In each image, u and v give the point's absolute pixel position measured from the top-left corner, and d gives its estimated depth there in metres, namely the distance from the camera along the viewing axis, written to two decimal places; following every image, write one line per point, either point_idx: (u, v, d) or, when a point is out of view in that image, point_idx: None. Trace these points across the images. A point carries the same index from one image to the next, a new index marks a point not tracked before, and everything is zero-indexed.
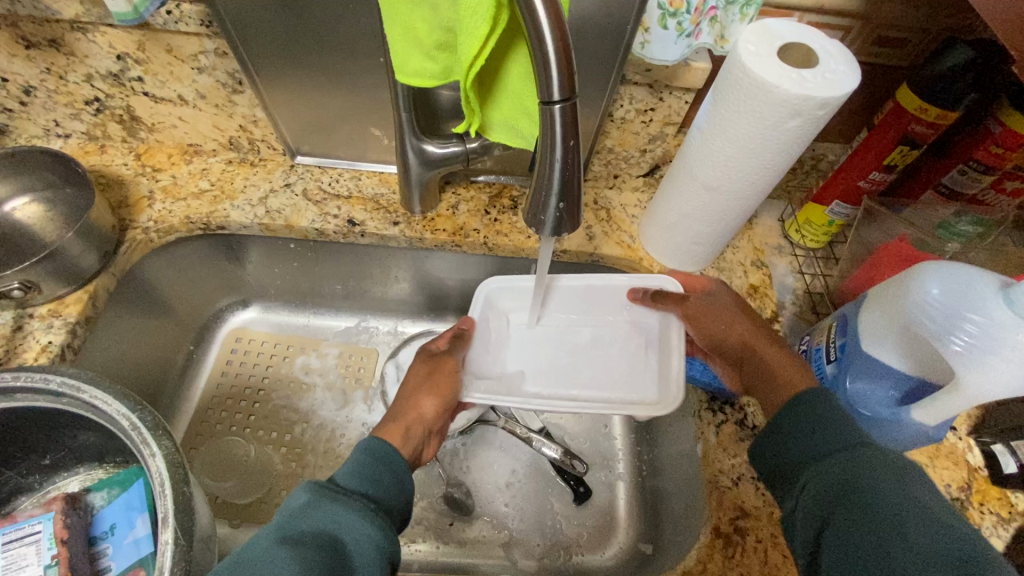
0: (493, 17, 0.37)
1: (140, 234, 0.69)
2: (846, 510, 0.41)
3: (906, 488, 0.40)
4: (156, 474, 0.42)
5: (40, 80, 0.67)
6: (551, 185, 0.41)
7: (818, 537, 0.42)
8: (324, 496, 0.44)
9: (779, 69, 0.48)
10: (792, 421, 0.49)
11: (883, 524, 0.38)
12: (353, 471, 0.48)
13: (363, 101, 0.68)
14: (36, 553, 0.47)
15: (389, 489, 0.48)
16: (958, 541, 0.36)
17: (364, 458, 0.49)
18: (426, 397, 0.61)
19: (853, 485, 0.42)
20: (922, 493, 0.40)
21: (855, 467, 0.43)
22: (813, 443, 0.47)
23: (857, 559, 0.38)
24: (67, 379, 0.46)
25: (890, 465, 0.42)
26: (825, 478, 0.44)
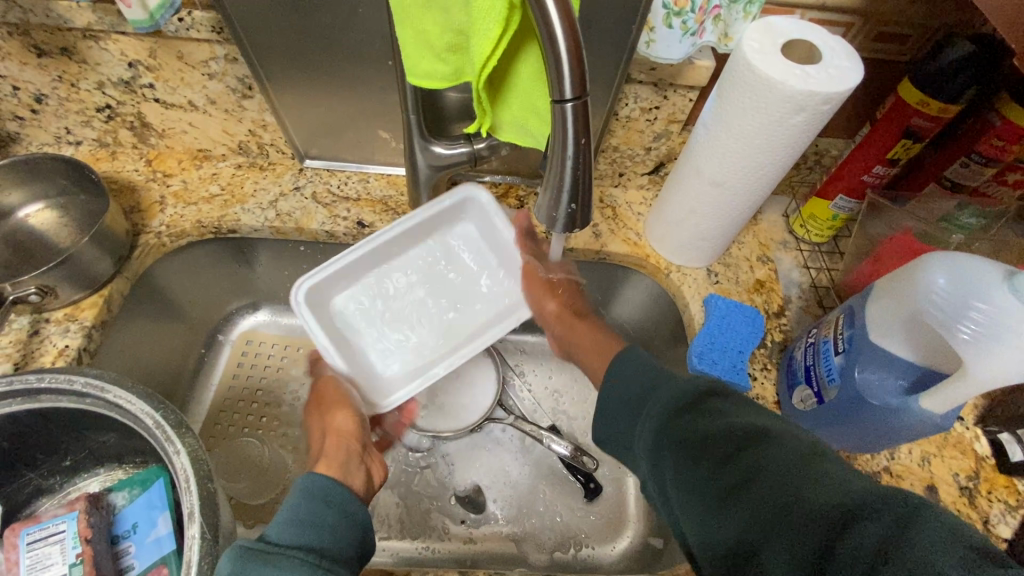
0: (505, 18, 0.38)
1: (153, 239, 0.69)
2: (665, 448, 0.42)
3: (688, 400, 0.44)
4: (180, 471, 0.43)
5: (52, 87, 0.68)
6: (563, 183, 0.42)
7: (665, 492, 0.41)
8: (252, 561, 0.39)
9: (783, 66, 0.49)
10: (614, 398, 0.51)
11: (694, 442, 0.40)
12: (290, 519, 0.43)
13: (372, 104, 0.69)
14: (61, 552, 0.48)
15: (334, 533, 0.44)
16: (748, 426, 0.39)
17: (296, 505, 0.45)
18: (339, 412, 0.63)
19: (662, 425, 0.44)
20: (720, 406, 0.42)
21: (661, 408, 0.45)
22: (632, 408, 0.49)
23: (691, 486, 0.39)
24: (90, 379, 0.47)
25: (689, 395, 0.44)
26: (647, 433, 0.45)
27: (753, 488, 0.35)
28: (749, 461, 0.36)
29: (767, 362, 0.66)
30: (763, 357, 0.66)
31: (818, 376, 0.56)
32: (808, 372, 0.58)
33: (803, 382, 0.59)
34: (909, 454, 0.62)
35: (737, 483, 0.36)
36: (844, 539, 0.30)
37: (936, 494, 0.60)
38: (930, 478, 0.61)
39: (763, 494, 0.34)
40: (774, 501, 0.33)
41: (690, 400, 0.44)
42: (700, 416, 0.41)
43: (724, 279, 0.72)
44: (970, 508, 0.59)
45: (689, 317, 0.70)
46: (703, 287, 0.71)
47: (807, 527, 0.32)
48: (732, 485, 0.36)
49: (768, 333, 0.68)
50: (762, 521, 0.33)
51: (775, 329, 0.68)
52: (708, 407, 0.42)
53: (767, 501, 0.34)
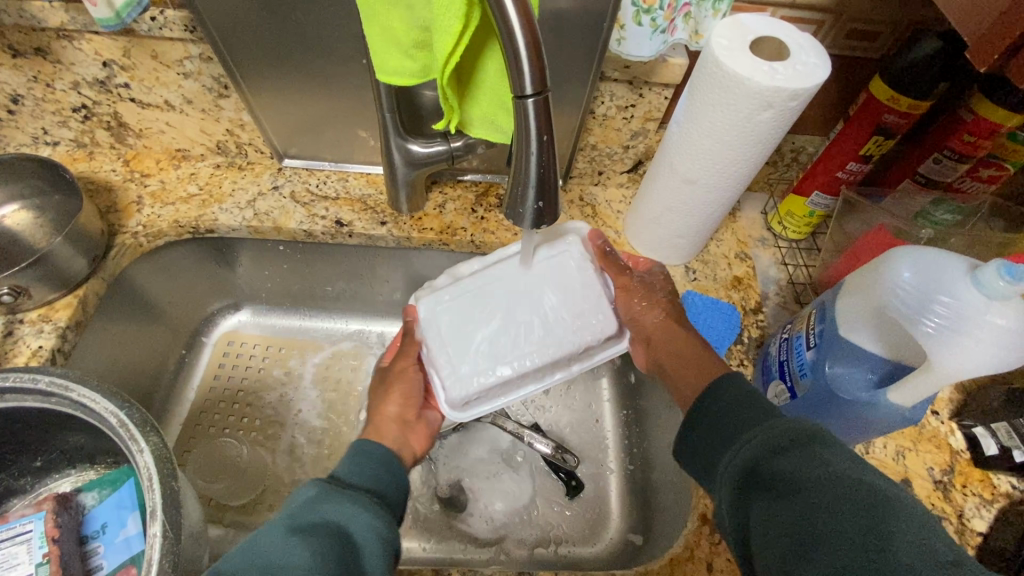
0: (465, 15, 0.38)
1: (129, 239, 0.69)
2: (757, 486, 0.40)
3: (796, 438, 0.40)
4: (145, 469, 0.43)
5: (27, 88, 0.68)
6: (528, 177, 0.42)
7: (743, 526, 0.40)
8: (331, 493, 0.44)
9: (751, 62, 0.49)
10: (704, 413, 0.49)
11: (789, 484, 0.38)
12: (357, 465, 0.49)
13: (348, 102, 0.69)
14: (27, 552, 0.48)
15: (385, 482, 0.49)
16: (862, 485, 0.35)
17: (361, 454, 0.51)
18: (390, 395, 0.62)
19: (758, 458, 0.41)
20: (826, 452, 0.38)
21: (760, 438, 0.43)
22: (729, 427, 0.47)
23: (776, 533, 0.37)
24: (57, 378, 0.47)
25: (793, 431, 0.41)
26: (737, 459, 0.43)
27: (842, 547, 0.33)
28: (847, 517, 0.34)
29: (744, 357, 0.66)
30: (739, 353, 0.66)
31: (791, 371, 0.57)
32: (782, 367, 0.58)
33: (777, 377, 0.59)
34: (885, 448, 0.62)
35: (828, 536, 0.34)
36: None
37: (911, 488, 0.60)
38: (905, 472, 0.61)
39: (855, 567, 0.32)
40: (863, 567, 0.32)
41: (799, 438, 0.40)
42: (806, 461, 0.38)
43: (702, 276, 0.72)
44: (944, 501, 0.60)
45: None
46: (681, 284, 0.71)
47: None
48: (819, 536, 0.34)
49: (745, 330, 0.68)
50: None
51: (752, 325, 0.68)
52: (819, 453, 0.38)
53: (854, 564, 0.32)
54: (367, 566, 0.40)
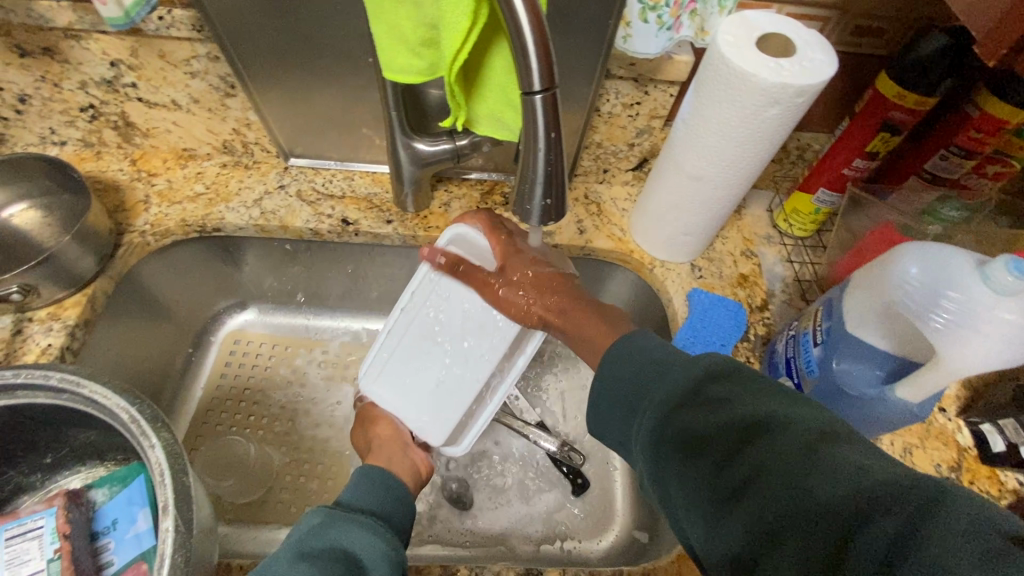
0: (474, 12, 0.38)
1: (137, 238, 0.70)
2: (668, 447, 0.41)
3: (689, 392, 0.42)
4: (156, 464, 0.43)
5: (35, 87, 0.68)
6: (536, 174, 0.42)
7: (668, 491, 0.40)
8: (337, 519, 0.46)
9: (756, 59, 0.49)
10: (613, 383, 0.48)
11: (696, 439, 0.39)
12: (359, 494, 0.52)
13: (354, 101, 0.69)
14: (39, 548, 0.48)
15: (388, 505, 0.52)
16: (759, 418, 0.37)
17: (363, 483, 0.53)
18: (380, 425, 0.66)
19: (662, 420, 0.42)
20: (720, 396, 0.40)
21: (659, 403, 0.43)
22: (627, 404, 0.47)
23: (700, 494, 0.37)
24: (67, 375, 0.47)
25: (685, 388, 0.42)
26: (645, 429, 0.43)
27: (757, 490, 0.34)
28: (761, 456, 0.35)
29: (750, 355, 0.66)
30: (746, 351, 0.66)
31: (798, 367, 0.57)
32: (788, 363, 0.58)
33: (784, 373, 0.59)
34: (891, 445, 0.62)
35: (745, 484, 0.35)
36: (854, 541, 0.29)
37: None
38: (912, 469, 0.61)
39: (769, 496, 0.33)
40: (782, 502, 0.33)
41: (691, 391, 0.42)
42: (702, 411, 0.40)
43: (707, 274, 0.72)
44: None
45: (672, 311, 0.70)
46: (687, 282, 0.71)
47: (817, 529, 0.31)
48: (738, 480, 0.35)
49: (751, 327, 0.68)
50: (770, 516, 0.33)
51: (758, 323, 0.68)
52: (711, 400, 0.40)
53: (771, 494, 0.33)
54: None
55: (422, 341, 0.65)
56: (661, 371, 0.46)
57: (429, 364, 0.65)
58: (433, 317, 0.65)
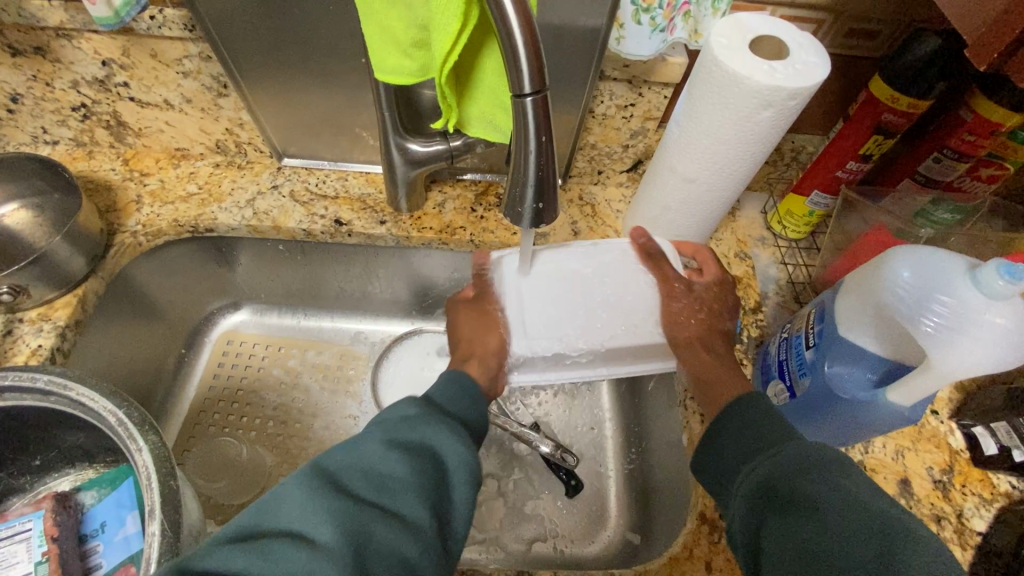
0: (464, 14, 0.38)
1: (129, 238, 0.69)
2: (774, 505, 0.41)
3: (815, 462, 0.41)
4: (143, 468, 0.43)
5: (27, 87, 0.68)
6: (526, 177, 0.42)
7: (756, 541, 0.41)
8: (428, 416, 0.45)
9: (750, 61, 0.49)
10: (729, 430, 0.50)
11: (806, 504, 0.39)
12: (448, 389, 0.50)
13: (347, 101, 0.68)
14: (26, 551, 0.48)
15: (472, 412, 0.50)
16: (882, 514, 0.36)
17: (451, 380, 0.51)
18: (488, 333, 0.62)
19: (778, 476, 0.42)
20: (846, 479, 0.39)
21: (779, 461, 0.43)
22: (746, 448, 0.47)
23: (788, 552, 0.37)
24: (54, 377, 0.47)
25: (812, 455, 0.42)
26: (754, 479, 0.44)
27: (857, 568, 0.34)
28: (866, 544, 0.35)
29: (743, 357, 0.66)
30: (738, 353, 0.66)
31: (790, 370, 0.57)
32: (781, 366, 0.58)
33: (776, 376, 0.59)
34: (883, 448, 0.62)
35: (842, 555, 0.35)
36: None
37: (910, 487, 0.60)
38: (904, 471, 0.61)
39: None
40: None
41: (819, 462, 0.41)
42: (822, 482, 0.39)
43: None
44: (943, 501, 0.60)
45: None
46: None
47: None
48: (836, 556, 0.35)
49: (744, 329, 0.68)
50: None
51: (751, 325, 0.68)
52: (833, 476, 0.40)
53: None
54: (455, 494, 0.41)
55: (575, 280, 0.63)
56: (792, 436, 0.46)
57: (571, 300, 0.62)
58: (604, 276, 0.64)
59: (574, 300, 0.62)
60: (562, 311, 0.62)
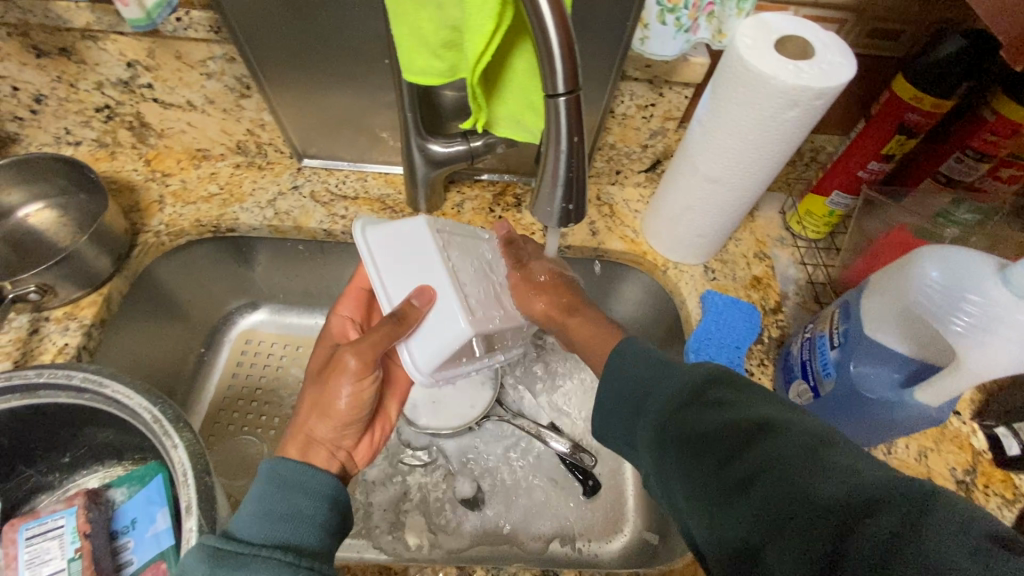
0: (499, 15, 0.38)
1: (152, 238, 0.70)
2: (673, 447, 0.40)
3: (690, 393, 0.42)
4: (178, 465, 0.43)
5: (52, 88, 0.69)
6: (557, 178, 0.43)
7: (672, 493, 0.40)
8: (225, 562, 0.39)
9: (776, 61, 0.49)
10: (615, 385, 0.49)
11: (701, 436, 0.38)
12: (258, 514, 0.42)
13: (368, 102, 0.69)
14: (60, 547, 0.48)
15: (307, 520, 0.43)
16: (757, 417, 0.37)
17: (270, 500, 0.43)
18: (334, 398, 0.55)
19: (668, 418, 0.42)
20: (726, 396, 0.40)
21: (663, 405, 0.44)
22: (632, 406, 0.47)
23: (701, 492, 0.37)
24: (89, 375, 0.47)
25: (689, 387, 0.43)
26: (649, 429, 0.44)
27: (756, 480, 0.34)
28: (757, 449, 0.35)
29: (764, 357, 0.66)
30: (760, 353, 0.66)
31: (814, 370, 0.57)
32: (804, 367, 0.58)
33: (799, 376, 0.59)
34: (906, 449, 0.62)
35: (746, 475, 0.34)
36: (854, 533, 0.28)
37: None
38: (927, 472, 0.61)
39: (767, 487, 0.33)
40: (785, 492, 0.32)
41: (693, 392, 0.42)
42: (705, 410, 0.40)
43: (721, 276, 0.72)
44: (967, 502, 0.59)
45: (686, 313, 0.70)
46: (700, 284, 0.71)
47: (812, 522, 0.30)
48: (740, 475, 0.35)
49: (765, 329, 0.68)
50: (767, 513, 0.32)
51: (771, 325, 0.68)
52: (710, 399, 0.40)
53: (772, 492, 0.32)
54: None
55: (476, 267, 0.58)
56: (666, 373, 0.46)
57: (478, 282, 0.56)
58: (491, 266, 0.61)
59: (479, 283, 0.56)
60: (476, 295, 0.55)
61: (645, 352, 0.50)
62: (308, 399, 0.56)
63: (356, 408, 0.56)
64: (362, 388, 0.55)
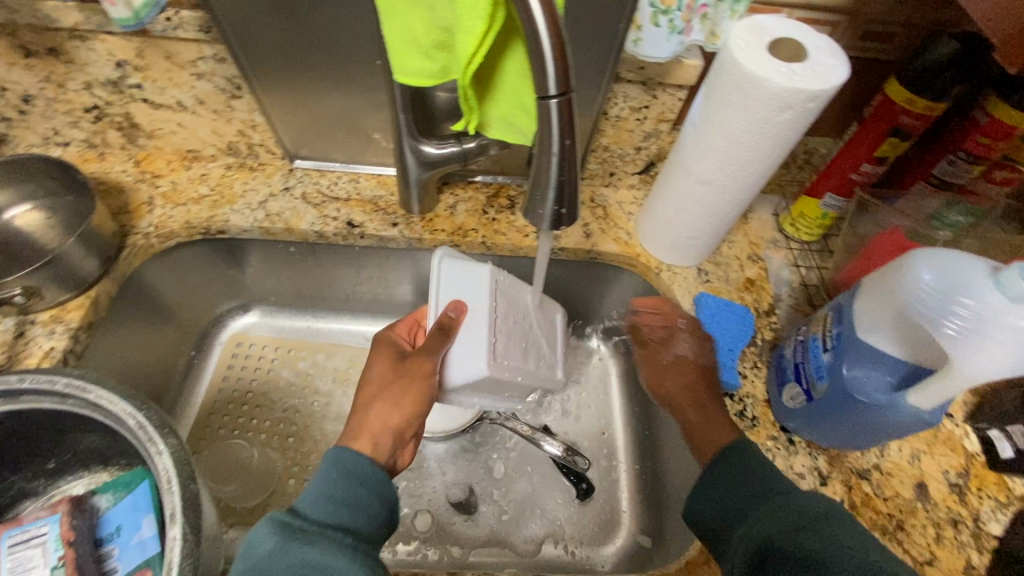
0: (490, 15, 0.38)
1: (141, 240, 0.69)
2: (776, 559, 0.41)
3: (809, 516, 0.43)
4: (164, 471, 0.43)
5: (40, 88, 0.68)
6: (548, 180, 0.42)
7: None
8: (293, 541, 0.42)
9: (769, 63, 0.49)
10: (725, 475, 0.50)
11: (812, 563, 0.39)
12: (323, 496, 0.45)
13: (361, 103, 0.68)
14: (43, 555, 0.48)
15: (365, 505, 0.46)
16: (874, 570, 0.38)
17: (330, 482, 0.46)
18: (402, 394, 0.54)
19: (780, 531, 0.43)
20: (843, 536, 0.41)
21: (777, 517, 0.45)
22: (738, 506, 0.48)
23: None
24: (73, 380, 0.46)
25: (811, 511, 0.44)
26: (755, 532, 0.45)
27: None
28: None
29: (757, 360, 0.66)
30: (753, 355, 0.66)
31: (807, 373, 0.56)
32: (797, 369, 0.58)
33: (792, 379, 0.59)
34: (899, 451, 0.62)
35: None
36: None
37: (926, 491, 0.60)
38: (920, 475, 0.61)
39: None
40: None
41: (812, 518, 0.43)
42: (823, 540, 0.41)
43: (715, 278, 0.72)
44: (960, 505, 0.59)
45: (679, 316, 0.70)
46: (694, 286, 0.71)
47: None
48: None
49: (758, 331, 0.68)
50: None
51: (765, 327, 0.68)
52: (831, 534, 0.41)
53: None
54: None
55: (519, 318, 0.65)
56: (782, 487, 0.47)
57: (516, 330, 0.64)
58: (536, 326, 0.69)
59: (516, 331, 0.64)
60: (511, 338, 0.62)
61: (759, 458, 0.51)
62: (370, 392, 0.55)
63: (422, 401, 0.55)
64: (426, 379, 0.56)
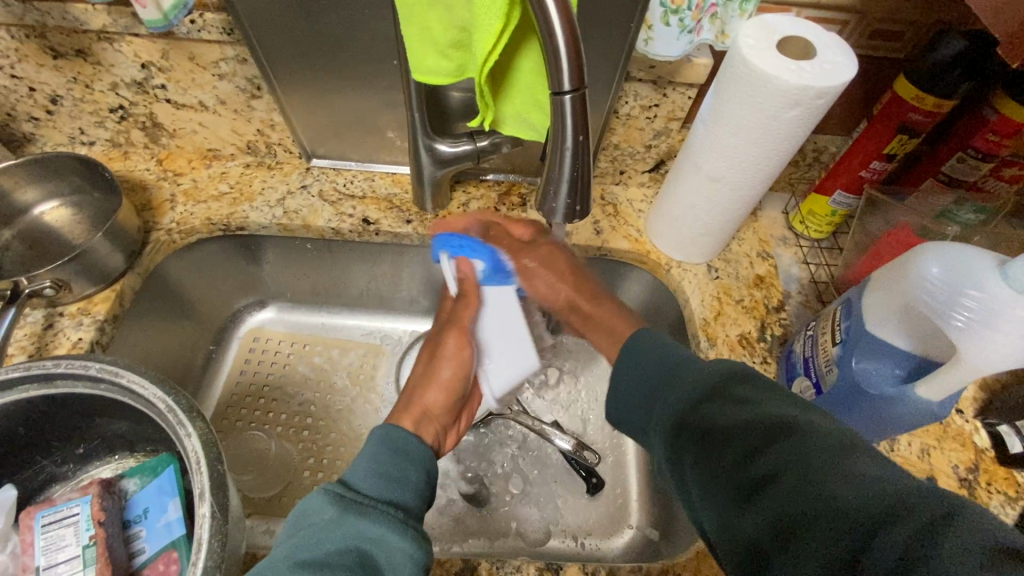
0: (507, 14, 0.39)
1: (163, 236, 0.71)
2: (686, 440, 0.42)
3: (714, 382, 0.44)
4: (191, 454, 0.44)
5: (67, 88, 0.70)
6: (561, 176, 0.44)
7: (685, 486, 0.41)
8: (349, 512, 0.44)
9: (778, 61, 0.50)
10: (628, 372, 0.51)
11: (714, 432, 0.40)
12: (373, 472, 0.48)
13: (376, 102, 0.70)
14: (75, 534, 0.50)
15: (410, 485, 0.49)
16: (774, 415, 0.38)
17: (376, 450, 0.51)
18: (430, 386, 0.60)
19: (690, 405, 0.44)
20: (744, 391, 0.41)
21: (677, 398, 0.45)
22: (643, 392, 0.49)
23: (718, 497, 0.37)
24: (105, 364, 0.49)
25: (713, 377, 0.44)
26: (663, 419, 0.45)
27: (777, 486, 0.34)
28: (773, 450, 0.35)
29: (767, 355, 0.66)
30: (763, 350, 0.67)
31: (817, 367, 0.57)
32: (807, 364, 0.59)
33: (802, 373, 0.59)
34: (909, 446, 0.62)
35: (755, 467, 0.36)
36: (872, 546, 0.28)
37: (935, 486, 0.60)
38: (930, 469, 0.61)
39: (786, 487, 0.33)
40: (802, 497, 0.32)
41: (716, 383, 0.43)
42: (725, 401, 0.41)
43: (724, 274, 0.73)
44: (970, 499, 0.60)
45: (689, 311, 0.71)
46: (704, 283, 0.72)
47: (835, 529, 0.30)
48: (761, 475, 0.35)
49: (768, 327, 0.69)
50: (786, 512, 0.32)
51: (774, 323, 0.69)
52: (733, 393, 0.42)
53: (789, 492, 0.33)
54: None
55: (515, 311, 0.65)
56: (681, 368, 0.47)
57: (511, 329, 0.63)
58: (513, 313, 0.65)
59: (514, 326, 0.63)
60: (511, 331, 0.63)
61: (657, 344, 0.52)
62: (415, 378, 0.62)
63: (456, 381, 0.61)
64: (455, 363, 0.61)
